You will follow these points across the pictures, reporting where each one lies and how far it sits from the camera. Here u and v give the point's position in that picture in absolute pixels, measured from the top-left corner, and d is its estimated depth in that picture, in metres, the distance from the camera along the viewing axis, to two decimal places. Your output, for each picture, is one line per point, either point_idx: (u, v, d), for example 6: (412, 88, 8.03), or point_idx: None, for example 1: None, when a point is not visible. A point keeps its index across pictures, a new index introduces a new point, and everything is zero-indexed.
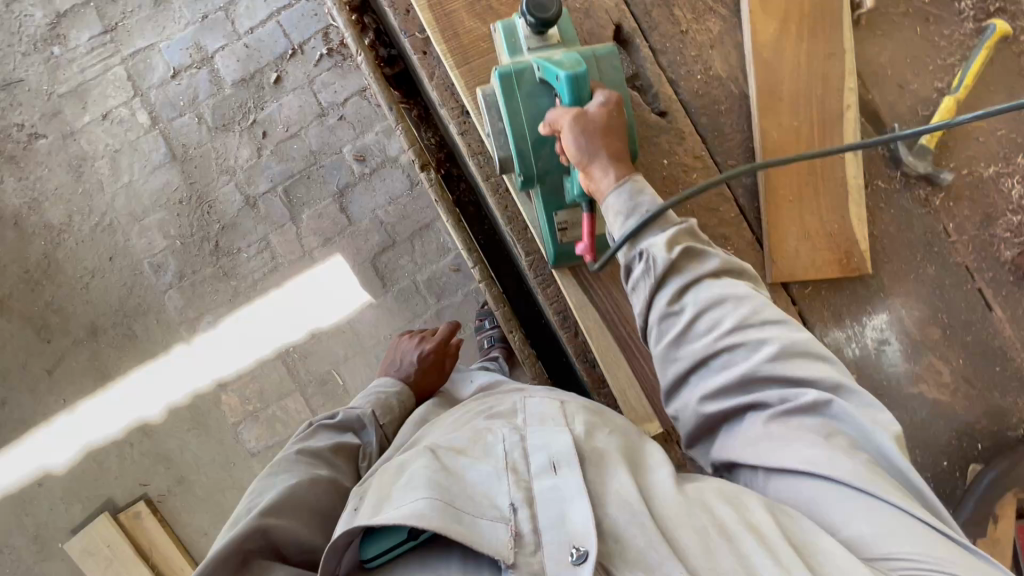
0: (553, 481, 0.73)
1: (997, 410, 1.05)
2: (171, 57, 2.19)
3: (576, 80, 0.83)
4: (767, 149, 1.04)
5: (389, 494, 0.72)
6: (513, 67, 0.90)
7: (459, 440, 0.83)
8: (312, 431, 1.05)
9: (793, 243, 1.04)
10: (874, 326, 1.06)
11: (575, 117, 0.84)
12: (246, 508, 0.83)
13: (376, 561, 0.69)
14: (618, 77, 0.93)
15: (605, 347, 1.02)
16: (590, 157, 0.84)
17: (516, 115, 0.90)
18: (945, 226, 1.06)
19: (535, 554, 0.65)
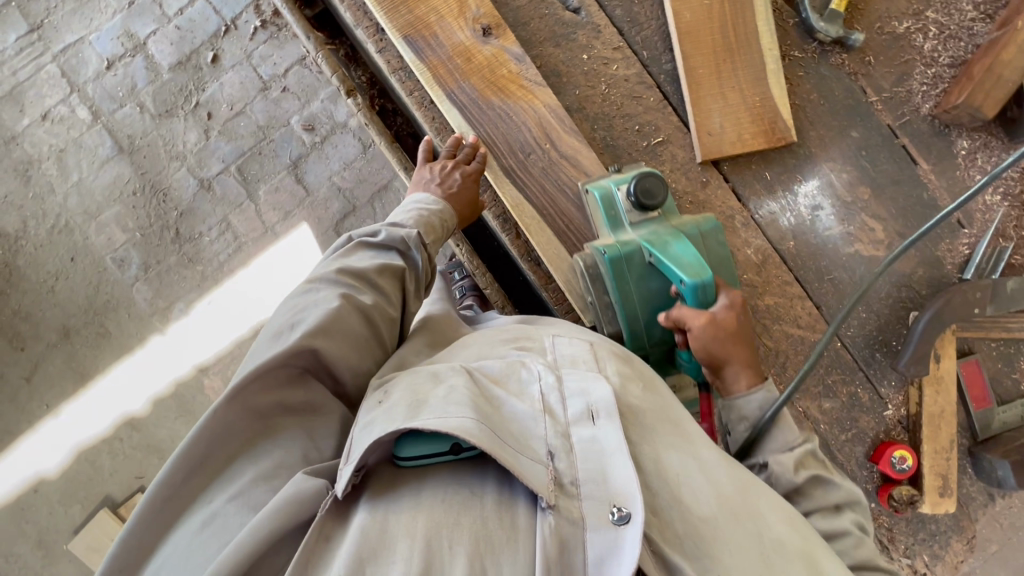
0: (592, 432, 0.73)
1: (931, 259, 1.09)
2: (102, 48, 2.15)
3: (703, 288, 0.84)
4: (681, 30, 1.05)
5: (428, 400, 0.70)
6: (622, 250, 0.92)
7: (492, 366, 0.82)
8: (352, 247, 0.93)
9: (718, 119, 1.05)
10: (805, 193, 1.09)
11: (704, 323, 0.84)
12: (288, 318, 0.79)
13: (410, 463, 0.70)
14: (724, 253, 0.94)
15: (545, 241, 1.03)
16: (720, 358, 0.86)
17: (625, 296, 0.93)
18: (863, 88, 1.09)
19: (574, 501, 0.67)
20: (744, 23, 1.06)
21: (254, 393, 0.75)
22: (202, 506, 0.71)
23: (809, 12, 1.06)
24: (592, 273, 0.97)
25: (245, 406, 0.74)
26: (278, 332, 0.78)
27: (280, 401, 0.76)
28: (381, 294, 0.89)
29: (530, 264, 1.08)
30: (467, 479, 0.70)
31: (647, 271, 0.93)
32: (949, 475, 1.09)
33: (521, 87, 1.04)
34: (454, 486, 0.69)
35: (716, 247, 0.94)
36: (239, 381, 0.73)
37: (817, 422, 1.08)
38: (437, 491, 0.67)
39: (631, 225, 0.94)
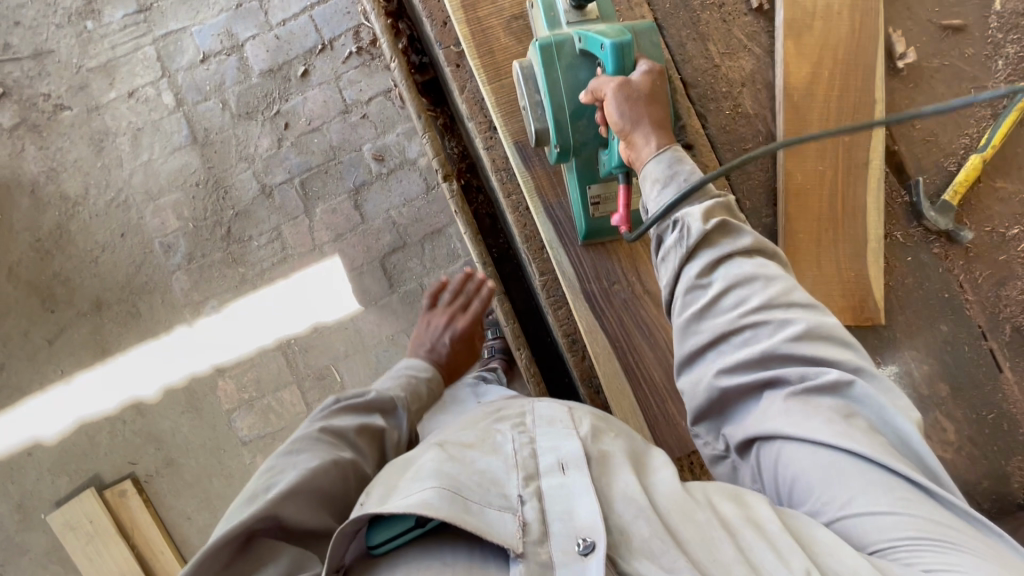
0: (561, 481, 0.70)
1: (998, 474, 1.04)
2: (201, 41, 2.21)
3: (620, 47, 0.84)
4: (789, 189, 1.04)
5: (397, 484, 0.69)
6: (553, 38, 0.92)
7: (464, 435, 0.79)
8: (334, 409, 0.90)
9: (809, 287, 1.03)
10: (881, 377, 1.05)
11: (617, 85, 0.84)
12: (263, 480, 0.76)
13: (383, 548, 0.65)
14: (657, 53, 0.93)
15: (611, 375, 1.05)
16: (631, 125, 0.84)
17: (554, 83, 0.91)
18: (960, 283, 1.07)
19: (543, 545, 0.63)
20: (855, 195, 1.04)
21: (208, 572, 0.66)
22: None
23: (921, 198, 1.05)
24: (527, 74, 0.97)
25: None
26: (252, 496, 0.73)
27: (232, 564, 0.68)
28: (361, 453, 0.87)
29: (589, 391, 1.10)
30: (438, 555, 0.64)
31: (577, 57, 0.92)
32: None
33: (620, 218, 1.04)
34: (425, 562, 0.64)
35: (652, 45, 0.93)
36: (192, 562, 0.65)
37: None
38: (411, 574, 0.63)
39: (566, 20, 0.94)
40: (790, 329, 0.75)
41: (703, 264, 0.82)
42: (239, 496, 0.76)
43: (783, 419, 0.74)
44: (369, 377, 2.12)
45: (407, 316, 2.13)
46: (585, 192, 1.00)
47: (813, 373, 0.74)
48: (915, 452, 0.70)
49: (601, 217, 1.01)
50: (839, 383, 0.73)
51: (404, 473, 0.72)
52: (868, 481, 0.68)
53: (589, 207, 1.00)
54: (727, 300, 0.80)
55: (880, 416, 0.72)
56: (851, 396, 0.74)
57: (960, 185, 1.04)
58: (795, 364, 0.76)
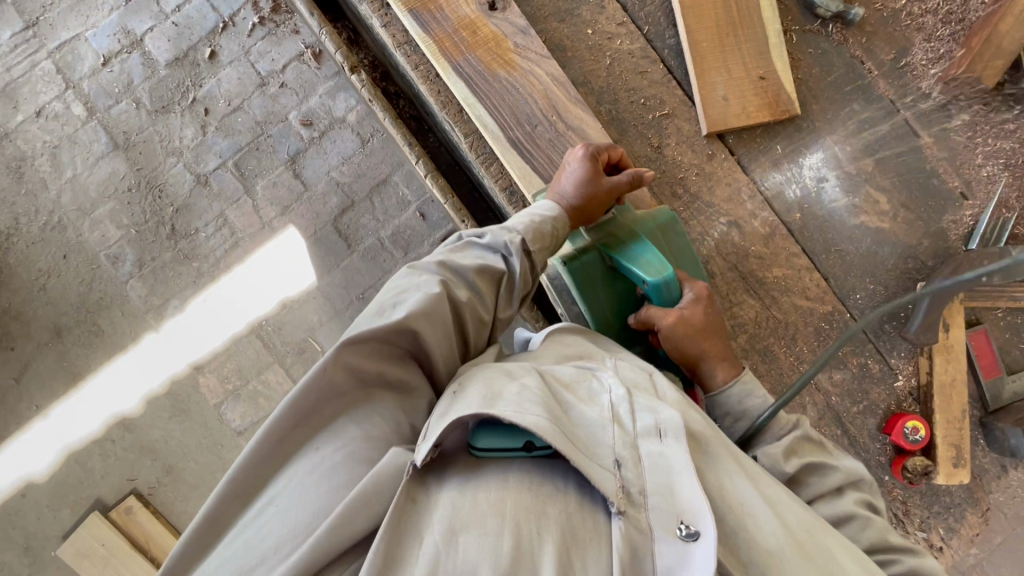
0: (659, 449, 0.73)
1: (935, 230, 1.10)
2: (99, 44, 2.14)
3: (661, 283, 0.92)
4: (684, 4, 1.06)
5: (500, 395, 0.72)
6: (585, 261, 1.03)
7: (563, 372, 0.83)
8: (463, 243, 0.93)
9: (722, 92, 1.06)
10: (810, 165, 1.09)
11: (671, 323, 0.93)
12: (392, 297, 0.81)
13: (488, 453, 0.72)
14: (685, 243, 1.00)
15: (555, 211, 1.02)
16: (690, 356, 0.95)
17: (595, 304, 1.04)
18: (863, 62, 1.11)
19: (641, 512, 0.68)
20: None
21: (361, 355, 0.77)
22: (294, 467, 0.73)
23: None
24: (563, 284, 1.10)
25: (351, 368, 0.77)
26: (381, 310, 0.80)
27: (379, 372, 0.79)
28: (475, 293, 0.88)
29: None
30: (550, 476, 0.70)
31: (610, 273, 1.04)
32: (961, 445, 1.11)
33: (526, 61, 1.04)
34: (537, 480, 0.70)
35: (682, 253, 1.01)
36: (349, 337, 0.76)
37: (828, 394, 1.10)
38: (524, 478, 0.69)
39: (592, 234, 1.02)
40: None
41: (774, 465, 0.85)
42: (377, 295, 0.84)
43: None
44: None
45: (372, 271, 2.13)
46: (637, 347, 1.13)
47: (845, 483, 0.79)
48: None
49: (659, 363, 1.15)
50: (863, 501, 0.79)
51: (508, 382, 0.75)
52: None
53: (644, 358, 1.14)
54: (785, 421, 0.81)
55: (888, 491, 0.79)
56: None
57: None
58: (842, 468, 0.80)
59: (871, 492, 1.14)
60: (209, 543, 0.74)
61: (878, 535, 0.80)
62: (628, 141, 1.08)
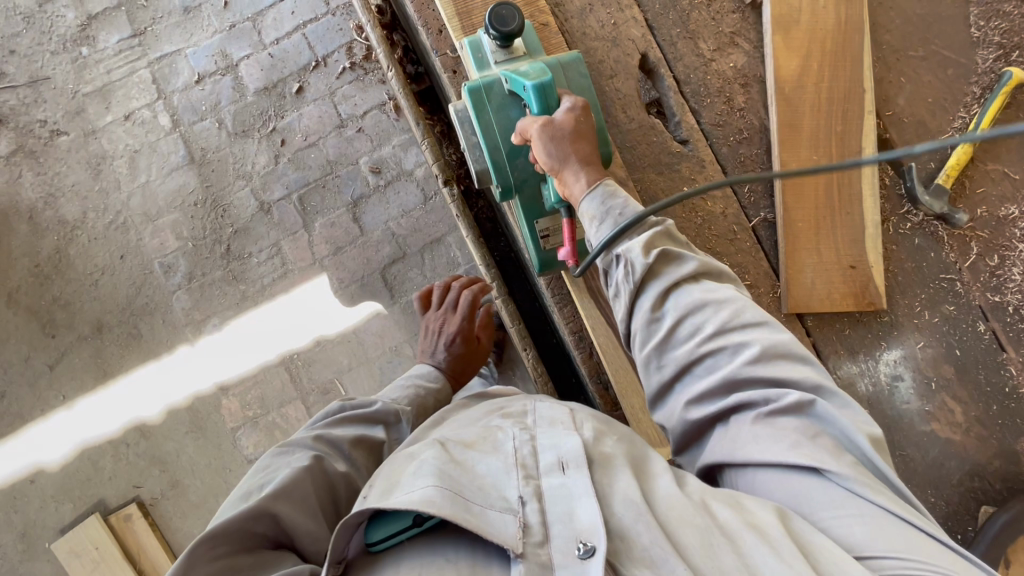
0: (562, 480, 0.75)
1: (1009, 452, 1.05)
2: (196, 63, 2.23)
3: (541, 89, 0.94)
4: (786, 180, 1.06)
5: (400, 480, 0.73)
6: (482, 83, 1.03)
7: (468, 435, 0.84)
8: (340, 419, 1.04)
9: (811, 275, 1.05)
10: (886, 361, 1.06)
11: (541, 123, 0.94)
12: (259, 481, 0.86)
13: (382, 544, 0.72)
14: (583, 81, 1.03)
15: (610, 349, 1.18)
16: (560, 163, 0.94)
17: (488, 126, 1.02)
18: (958, 265, 1.08)
19: (542, 546, 0.67)
20: (850, 184, 1.06)
21: (202, 562, 0.70)
22: None
23: (915, 181, 1.06)
24: (463, 116, 1.08)
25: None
26: (248, 494, 0.84)
27: (229, 564, 0.72)
28: (354, 463, 0.97)
29: (599, 386, 1.27)
30: (440, 550, 0.70)
31: (507, 102, 1.03)
32: None
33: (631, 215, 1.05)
34: (428, 559, 0.69)
35: (575, 75, 1.03)
36: (188, 549, 0.70)
37: None
38: (414, 568, 0.67)
39: (494, 61, 1.05)
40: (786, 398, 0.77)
41: (653, 298, 0.87)
42: (235, 493, 0.86)
43: (755, 446, 0.78)
44: (373, 389, 2.11)
45: (410, 326, 2.13)
46: (533, 226, 1.12)
47: (775, 395, 0.78)
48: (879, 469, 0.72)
49: (550, 249, 1.15)
50: (802, 403, 0.77)
51: (408, 464, 0.76)
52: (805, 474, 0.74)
53: (539, 240, 1.13)
54: (682, 330, 0.85)
55: (845, 436, 0.74)
56: (815, 414, 0.77)
57: (952, 168, 1.07)
58: (759, 387, 0.80)
59: None
60: None
61: (727, 316, 0.83)
62: None
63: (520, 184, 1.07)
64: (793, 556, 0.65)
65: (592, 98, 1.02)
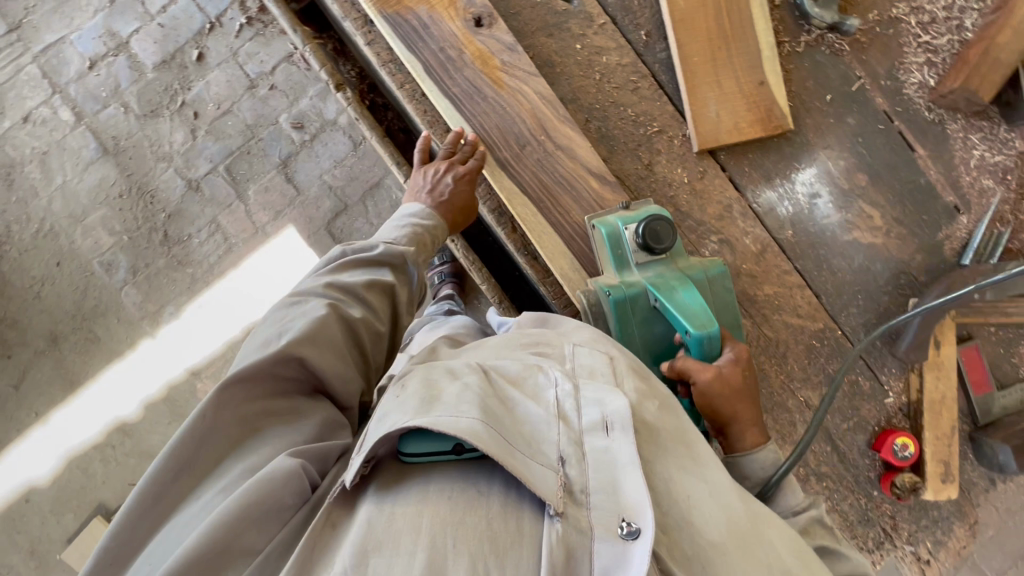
0: (605, 443, 0.76)
1: (930, 245, 1.09)
2: (84, 47, 2.10)
3: (706, 340, 0.90)
4: (675, 18, 1.04)
5: (440, 397, 0.75)
6: (626, 292, 0.99)
7: (509, 367, 0.86)
8: (344, 262, 1.03)
9: (714, 107, 1.05)
10: (802, 181, 1.08)
11: (710, 378, 0.90)
12: (276, 329, 0.90)
13: (415, 458, 0.75)
14: (730, 300, 1.00)
15: (529, 215, 1.08)
16: (721, 411, 0.92)
17: (630, 339, 1.01)
18: (857, 74, 1.09)
19: (582, 510, 0.70)
20: (739, 9, 1.05)
21: (243, 397, 0.85)
22: (188, 505, 0.79)
23: None
24: (595, 310, 1.04)
25: (234, 410, 0.84)
26: (265, 342, 0.88)
27: (262, 407, 0.87)
28: (368, 310, 1.01)
29: (528, 258, 1.17)
30: (474, 479, 0.73)
31: (650, 313, 1.00)
32: (949, 461, 1.17)
33: (518, 75, 1.08)
34: (461, 484, 0.72)
35: (723, 292, 0.99)
36: (229, 380, 0.84)
37: None
38: (443, 488, 0.71)
39: (638, 265, 1.00)
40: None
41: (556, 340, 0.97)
42: (260, 326, 0.93)
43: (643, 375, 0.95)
44: None
45: None
46: None
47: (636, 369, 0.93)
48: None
49: None
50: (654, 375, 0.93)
51: (449, 385, 0.78)
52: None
53: None
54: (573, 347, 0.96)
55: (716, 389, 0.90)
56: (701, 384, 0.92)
57: None
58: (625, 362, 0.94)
59: (862, 506, 1.18)
60: (117, 568, 0.78)
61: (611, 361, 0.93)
62: (618, 159, 1.10)
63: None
64: None
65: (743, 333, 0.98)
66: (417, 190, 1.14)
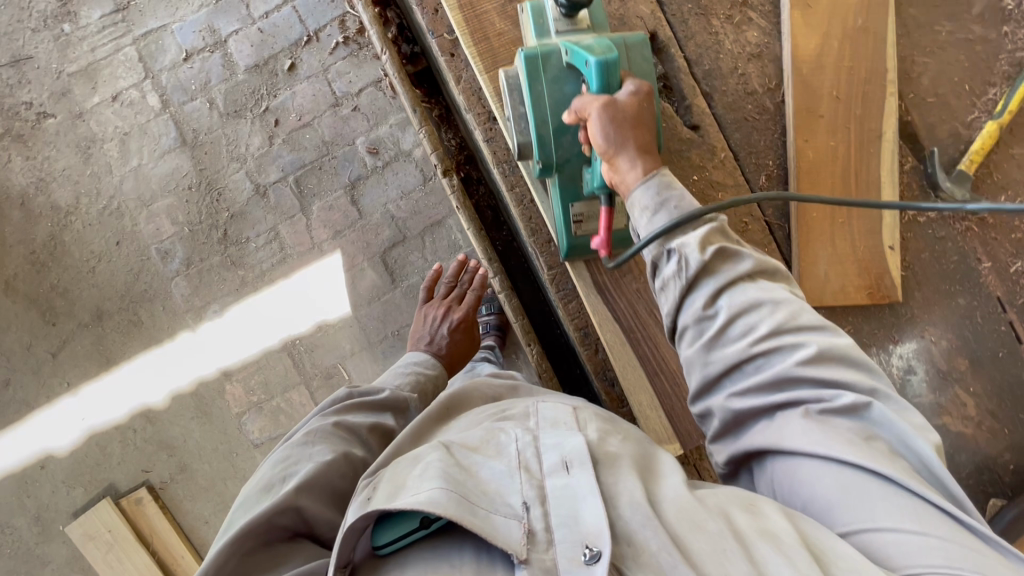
0: (566, 481, 0.71)
1: (1021, 445, 1.09)
2: (183, 39, 2.14)
3: (605, 66, 0.89)
4: (801, 167, 1.07)
5: (403, 483, 0.70)
6: (539, 49, 0.98)
7: (472, 436, 0.81)
8: (349, 406, 1.07)
9: (824, 268, 1.05)
10: (900, 353, 1.08)
11: (602, 103, 0.89)
12: (279, 472, 0.87)
13: (392, 547, 0.69)
14: (647, 63, 0.98)
15: (614, 337, 1.19)
16: (616, 144, 0.89)
17: (539, 96, 0.99)
18: (978, 254, 1.09)
19: (547, 550, 0.64)
20: (868, 171, 1.07)
21: (240, 551, 0.76)
22: None
23: (936, 166, 1.10)
24: (513, 82, 1.04)
25: (231, 564, 0.75)
26: (269, 486, 0.84)
27: (258, 558, 0.77)
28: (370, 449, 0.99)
29: (604, 383, 1.27)
30: (444, 553, 0.67)
31: (564, 72, 0.99)
32: None
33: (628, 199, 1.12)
34: (432, 563, 0.66)
35: (639, 55, 0.99)
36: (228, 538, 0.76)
37: None
38: (417, 573, 0.65)
39: (556, 30, 1.02)
40: (803, 352, 0.76)
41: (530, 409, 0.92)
42: (251, 488, 0.87)
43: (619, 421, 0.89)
44: (377, 374, 2.11)
45: (412, 311, 2.11)
46: (567, 209, 1.10)
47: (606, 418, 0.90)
48: (942, 480, 0.70)
49: (582, 234, 1.14)
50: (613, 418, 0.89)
51: (411, 467, 0.73)
52: (892, 505, 0.67)
53: (572, 225, 1.12)
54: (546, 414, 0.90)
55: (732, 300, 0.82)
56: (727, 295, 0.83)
57: (975, 154, 1.10)
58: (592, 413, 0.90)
59: None
60: None
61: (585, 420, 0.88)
62: None
63: (562, 163, 1.04)
64: (805, 561, 0.63)
65: (655, 85, 0.97)
66: (417, 340, 1.54)
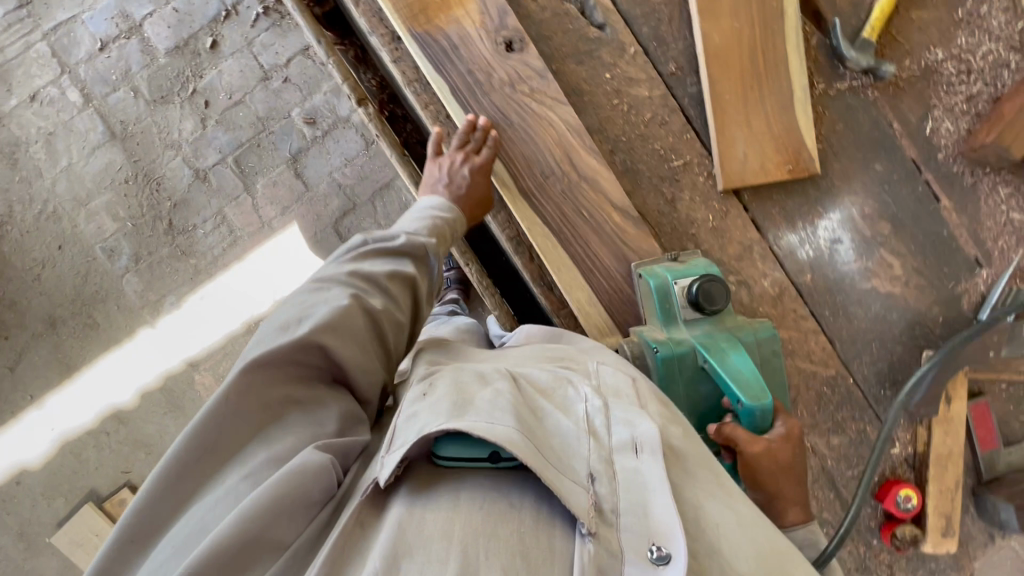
0: (635, 464, 0.66)
1: (946, 299, 1.15)
2: (95, 28, 2.06)
3: (760, 411, 0.88)
4: (709, 53, 1.09)
5: (472, 399, 0.67)
6: (673, 351, 0.98)
7: (540, 377, 0.77)
8: (366, 249, 0.93)
9: (742, 148, 1.09)
10: (825, 226, 1.15)
11: (759, 450, 0.87)
12: (297, 313, 0.80)
13: (450, 461, 0.66)
14: (779, 369, 1.01)
15: (547, 243, 1.12)
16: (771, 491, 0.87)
17: (676, 401, 0.99)
18: (890, 119, 1.15)
19: (612, 529, 0.60)
20: (774, 48, 1.09)
21: (264, 385, 0.75)
22: (208, 491, 0.71)
23: (840, 39, 1.11)
24: (638, 362, 1.02)
25: (257, 398, 0.74)
26: (285, 327, 0.78)
27: (289, 393, 0.77)
28: (391, 301, 0.90)
29: (544, 290, 1.19)
30: (504, 490, 0.63)
31: (698, 374, 0.99)
32: (949, 516, 1.24)
33: (543, 105, 1.13)
34: (492, 494, 0.63)
35: (772, 357, 1.01)
36: (248, 368, 0.74)
37: (824, 457, 1.18)
38: (474, 495, 0.62)
39: (685, 323, 1.01)
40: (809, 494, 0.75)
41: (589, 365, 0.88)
42: (274, 315, 0.82)
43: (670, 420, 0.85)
44: None
45: None
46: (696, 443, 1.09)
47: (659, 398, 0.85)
48: None
49: None
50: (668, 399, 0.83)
51: (480, 389, 0.70)
52: None
53: None
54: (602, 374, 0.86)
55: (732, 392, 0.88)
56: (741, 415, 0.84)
57: (877, 20, 1.11)
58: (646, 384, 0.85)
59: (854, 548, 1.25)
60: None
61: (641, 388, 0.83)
62: (641, 194, 1.15)
63: None
64: None
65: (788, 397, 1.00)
66: (432, 184, 1.14)
